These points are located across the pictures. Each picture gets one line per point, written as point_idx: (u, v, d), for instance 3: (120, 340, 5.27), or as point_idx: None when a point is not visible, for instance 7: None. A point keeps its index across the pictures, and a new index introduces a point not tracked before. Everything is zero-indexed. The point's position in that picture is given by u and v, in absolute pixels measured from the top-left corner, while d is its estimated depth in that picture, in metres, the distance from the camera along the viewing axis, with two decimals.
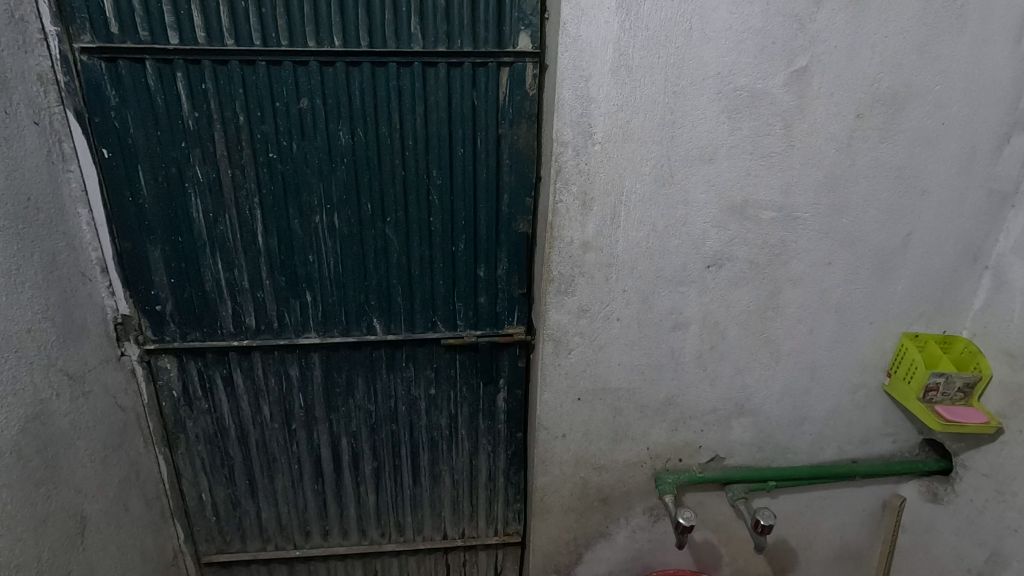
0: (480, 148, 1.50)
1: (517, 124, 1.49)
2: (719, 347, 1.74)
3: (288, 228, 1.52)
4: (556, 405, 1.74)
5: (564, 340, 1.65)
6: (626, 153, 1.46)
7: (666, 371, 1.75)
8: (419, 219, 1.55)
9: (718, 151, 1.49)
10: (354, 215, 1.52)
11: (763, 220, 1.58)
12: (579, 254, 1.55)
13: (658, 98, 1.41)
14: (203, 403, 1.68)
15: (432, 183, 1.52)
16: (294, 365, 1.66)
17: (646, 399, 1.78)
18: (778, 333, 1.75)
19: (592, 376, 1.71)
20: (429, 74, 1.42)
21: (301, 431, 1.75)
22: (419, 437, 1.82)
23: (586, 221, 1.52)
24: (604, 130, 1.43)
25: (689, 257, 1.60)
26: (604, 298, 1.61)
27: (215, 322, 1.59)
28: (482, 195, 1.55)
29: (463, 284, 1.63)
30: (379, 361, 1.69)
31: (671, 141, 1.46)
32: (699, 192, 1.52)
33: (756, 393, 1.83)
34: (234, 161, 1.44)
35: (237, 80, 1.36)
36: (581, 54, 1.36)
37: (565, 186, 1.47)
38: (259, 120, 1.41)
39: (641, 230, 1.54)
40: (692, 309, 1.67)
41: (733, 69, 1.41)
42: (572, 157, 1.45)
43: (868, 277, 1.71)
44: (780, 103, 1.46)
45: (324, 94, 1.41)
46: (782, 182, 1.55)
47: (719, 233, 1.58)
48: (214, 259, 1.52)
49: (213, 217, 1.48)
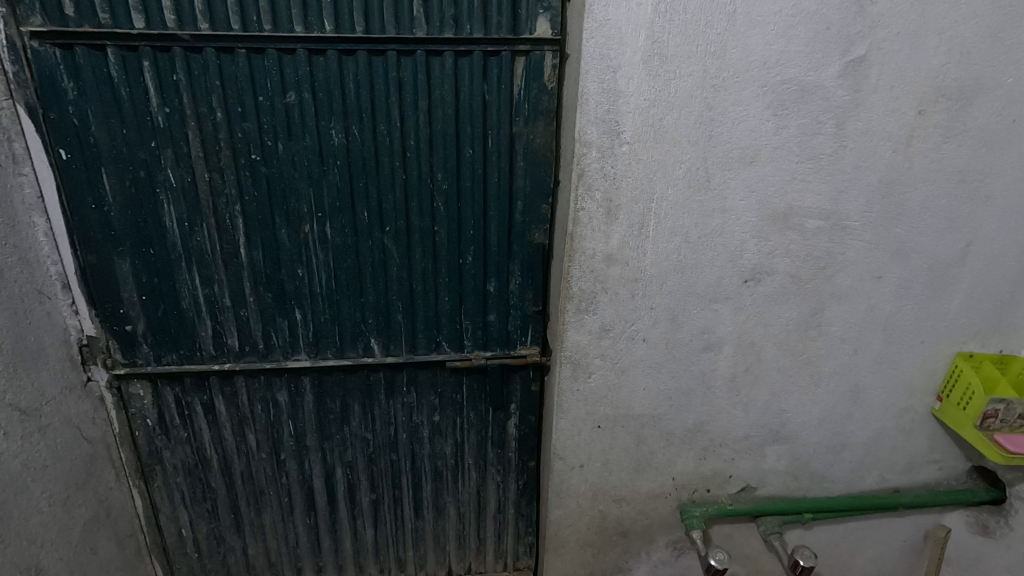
0: (491, 149, 1.33)
1: (533, 122, 1.31)
2: (754, 369, 1.57)
3: (274, 239, 1.34)
4: (572, 434, 1.57)
5: (583, 363, 1.48)
6: (657, 156, 1.28)
7: (695, 396, 1.58)
8: (422, 229, 1.38)
9: (760, 153, 1.31)
10: (348, 225, 1.35)
11: (807, 229, 1.41)
12: (602, 268, 1.37)
13: (695, 92, 1.24)
14: (181, 431, 1.51)
15: (437, 189, 1.35)
16: (283, 390, 1.49)
17: (672, 427, 1.61)
18: (819, 354, 1.58)
19: (613, 402, 1.54)
20: (433, 65, 1.25)
21: (291, 461, 1.58)
22: (421, 467, 1.65)
23: (610, 231, 1.34)
24: (633, 128, 1.25)
25: (724, 271, 1.43)
26: (629, 316, 1.44)
27: (193, 344, 1.42)
28: (493, 202, 1.37)
29: (471, 300, 1.46)
30: (377, 385, 1.52)
31: (708, 140, 1.28)
32: (738, 198, 1.35)
33: (793, 419, 1.66)
34: (211, 164, 1.26)
35: (214, 70, 1.19)
36: (609, 41, 1.18)
37: (588, 192, 1.30)
38: (239, 117, 1.23)
39: (673, 241, 1.37)
40: (726, 328, 1.50)
41: (781, 58, 1.24)
42: (596, 161, 1.27)
43: (921, 293, 1.54)
44: (833, 98, 1.28)
45: (314, 88, 1.23)
46: (830, 187, 1.37)
47: (758, 245, 1.41)
48: (191, 274, 1.35)
49: (189, 227, 1.31)
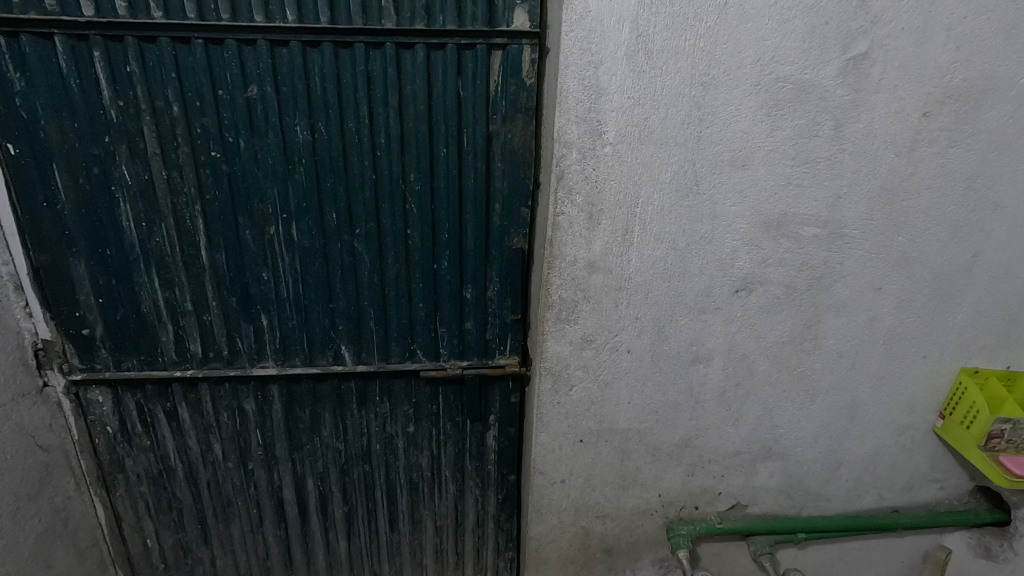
0: (467, 148, 1.25)
1: (511, 120, 1.24)
2: (746, 383, 1.49)
3: (238, 241, 1.28)
4: (553, 448, 1.50)
5: (564, 375, 1.41)
6: (642, 157, 1.20)
7: (683, 411, 1.50)
8: (394, 232, 1.31)
9: (753, 156, 1.23)
10: (316, 226, 1.28)
11: (803, 237, 1.33)
12: (583, 275, 1.30)
13: (683, 90, 1.16)
14: (143, 439, 1.44)
15: (409, 190, 1.27)
16: (250, 399, 1.43)
17: (659, 442, 1.53)
18: (814, 368, 1.50)
19: (596, 416, 1.47)
20: (404, 58, 1.17)
21: (259, 471, 1.52)
22: (396, 479, 1.58)
23: (592, 238, 1.26)
24: (616, 128, 1.17)
25: (714, 281, 1.35)
26: (612, 326, 1.36)
27: (154, 349, 1.35)
28: (469, 204, 1.30)
29: (446, 308, 1.39)
30: (348, 395, 1.46)
31: (697, 142, 1.20)
32: (729, 204, 1.27)
33: (786, 435, 1.58)
34: (169, 161, 1.19)
35: (169, 62, 1.12)
36: (591, 34, 1.10)
37: (569, 196, 1.22)
38: (198, 112, 1.16)
39: (659, 248, 1.29)
40: (715, 340, 1.42)
41: (776, 55, 1.16)
42: (577, 162, 1.20)
43: (924, 305, 1.45)
44: (832, 98, 1.20)
45: (277, 81, 1.16)
46: (828, 193, 1.29)
47: (750, 253, 1.33)
48: (150, 277, 1.28)
49: (147, 228, 1.24)
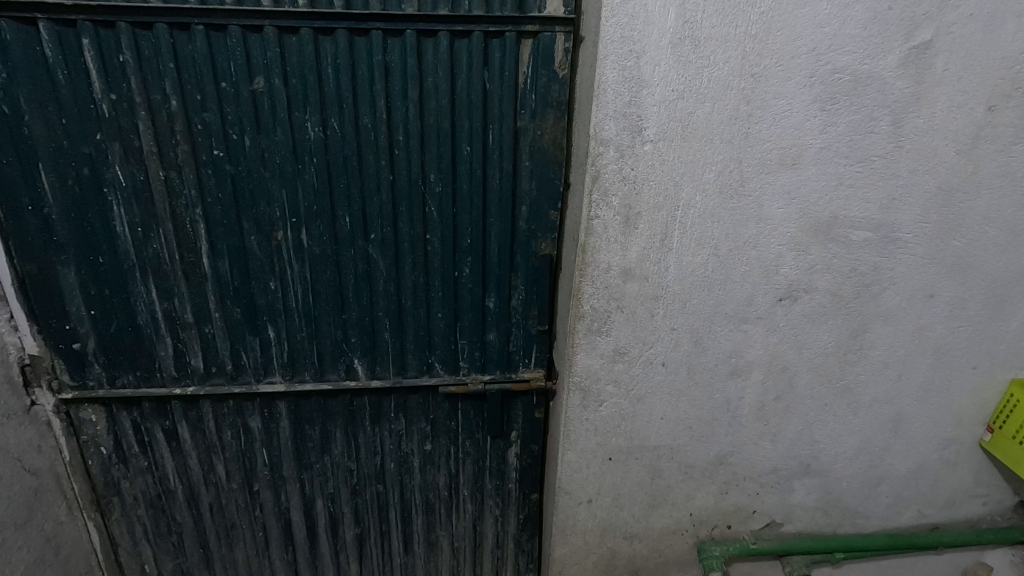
0: (492, 146, 1.15)
1: (541, 116, 1.14)
2: (786, 397, 1.40)
3: (243, 247, 1.17)
4: (580, 466, 1.40)
5: (594, 390, 1.31)
6: (685, 156, 1.10)
7: (718, 426, 1.41)
8: (412, 238, 1.21)
9: (804, 154, 1.13)
10: (328, 232, 1.18)
11: (852, 242, 1.23)
12: (618, 284, 1.20)
13: (732, 82, 1.06)
14: (141, 460, 1.34)
15: (429, 191, 1.17)
16: (256, 416, 1.33)
17: (692, 459, 1.44)
18: (858, 380, 1.40)
19: (627, 433, 1.37)
20: (426, 48, 1.07)
21: (265, 492, 1.42)
22: (412, 499, 1.48)
23: (628, 244, 1.16)
24: (658, 124, 1.07)
25: (757, 289, 1.25)
26: (647, 337, 1.27)
27: (152, 364, 1.25)
28: (494, 207, 1.20)
29: (468, 318, 1.29)
30: (361, 411, 1.35)
31: (745, 139, 1.11)
32: (776, 206, 1.17)
33: (826, 450, 1.49)
34: (167, 161, 1.09)
35: (166, 51, 1.01)
36: (633, 20, 1.00)
37: (604, 198, 1.12)
38: (198, 106, 1.06)
39: (699, 254, 1.20)
40: (755, 352, 1.33)
41: (833, 43, 1.06)
42: (614, 162, 1.09)
43: (977, 313, 1.36)
44: (891, 91, 1.10)
45: (285, 73, 1.05)
46: (882, 194, 1.19)
47: (796, 259, 1.23)
48: (147, 287, 1.18)
49: (143, 234, 1.13)
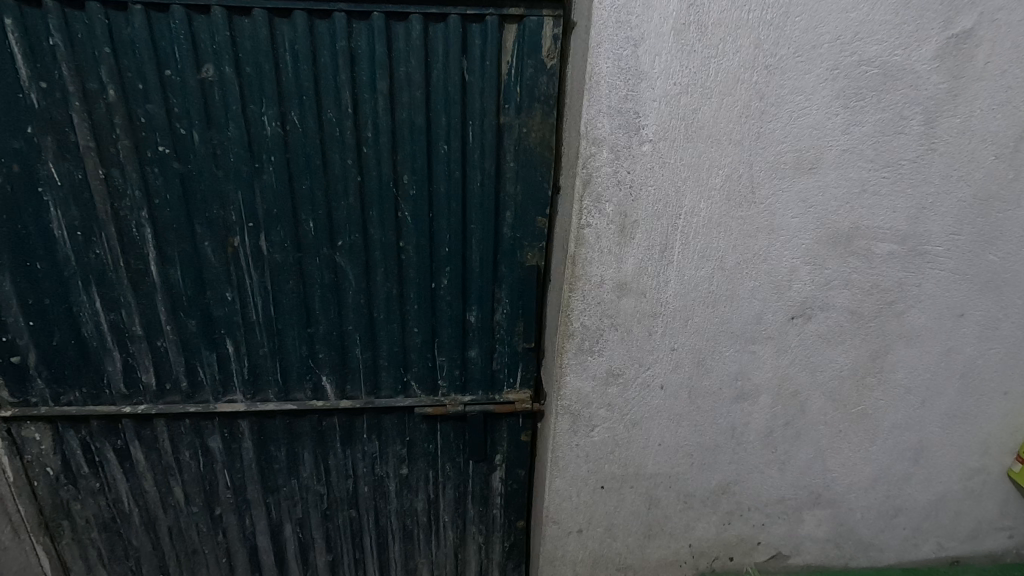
0: (472, 145, 1.03)
1: (528, 111, 1.02)
2: (797, 423, 1.28)
3: (196, 254, 1.06)
4: (569, 495, 1.29)
5: (585, 414, 1.19)
6: (688, 158, 0.98)
7: (722, 453, 1.29)
8: (384, 245, 1.09)
9: (823, 157, 1.01)
10: (289, 238, 1.06)
11: (875, 255, 1.11)
12: (612, 299, 1.08)
13: (742, 74, 0.93)
14: (92, 481, 1.24)
15: (402, 194, 1.05)
16: (216, 436, 1.22)
17: (692, 487, 1.32)
18: (877, 406, 1.28)
19: (621, 459, 1.26)
20: (396, 33, 0.95)
21: (229, 516, 1.31)
22: (388, 524, 1.37)
23: (623, 256, 1.04)
24: (658, 122, 0.95)
25: (767, 306, 1.13)
26: (644, 358, 1.15)
27: (99, 380, 1.14)
28: (475, 212, 1.08)
29: (447, 333, 1.17)
30: (331, 431, 1.24)
31: (757, 139, 0.98)
32: (791, 214, 1.05)
33: (839, 479, 1.36)
34: (107, 158, 0.97)
35: (101, 34, 0.90)
36: (631, 3, 0.88)
37: (597, 205, 1.00)
38: (140, 97, 0.94)
39: (702, 267, 1.07)
40: (764, 374, 1.20)
41: (860, 31, 0.93)
42: (608, 164, 0.97)
43: (1010, 334, 1.23)
44: (924, 86, 0.97)
45: (237, 60, 0.94)
46: (910, 203, 1.06)
47: (811, 273, 1.11)
48: (91, 296, 1.07)
49: (84, 238, 1.02)
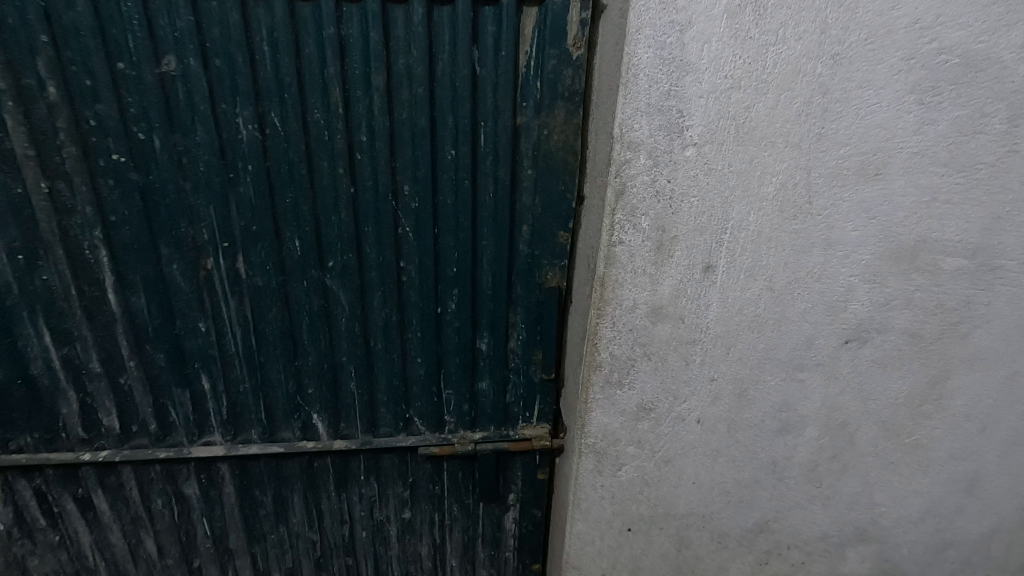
0: (484, 150, 0.89)
1: (549, 110, 0.88)
2: (844, 455, 1.14)
3: (162, 279, 0.91)
4: (591, 539, 1.15)
5: (611, 452, 1.06)
6: (737, 164, 0.84)
7: (761, 490, 1.15)
8: (381, 266, 0.94)
9: (892, 161, 0.87)
10: (271, 259, 0.91)
11: (942, 272, 0.97)
12: (645, 326, 0.94)
13: (804, 65, 0.79)
14: (49, 535, 1.08)
15: (403, 207, 0.91)
16: (191, 482, 1.07)
17: (728, 527, 1.18)
18: (932, 435, 1.15)
19: (651, 500, 1.12)
20: (395, 18, 0.80)
21: (208, 569, 1.16)
22: (388, 572, 1.22)
23: (659, 276, 0.90)
24: (704, 122, 0.81)
25: (818, 330, 0.99)
26: (679, 389, 1.01)
27: (54, 424, 0.99)
28: (487, 227, 0.94)
29: (455, 363, 1.03)
30: (324, 474, 1.10)
31: (817, 141, 0.84)
32: (851, 227, 0.91)
33: (886, 513, 1.23)
34: (51, 168, 0.82)
35: (38, 20, 0.75)
36: None
37: (630, 218, 0.86)
38: (88, 96, 0.79)
39: (749, 288, 0.94)
40: (811, 405, 1.07)
41: (939, 14, 0.80)
42: (645, 171, 0.83)
43: None
44: (1009, 79, 0.84)
45: (205, 51, 0.78)
46: (985, 212, 0.93)
47: (869, 293, 0.97)
48: (39, 329, 0.91)
49: (28, 262, 0.87)
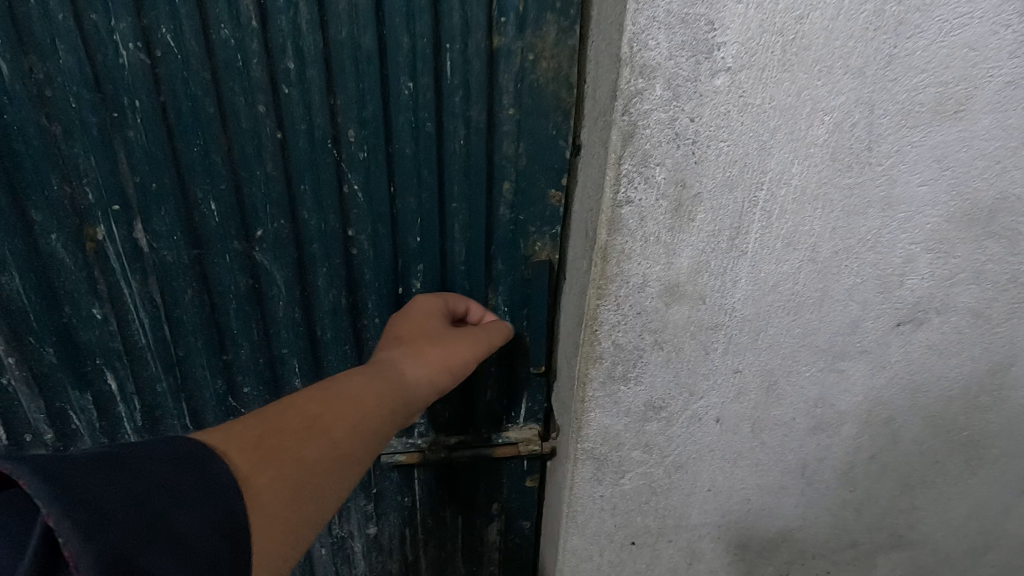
0: (451, 82, 0.70)
1: (535, 28, 0.68)
2: (884, 455, 0.96)
3: (38, 255, 0.75)
4: (588, 555, 0.98)
5: (612, 458, 0.88)
6: (783, 96, 0.64)
7: (787, 496, 0.98)
8: (323, 236, 0.78)
9: (977, 94, 0.67)
10: (179, 224, 0.75)
11: (1021, 237, 0.78)
12: (656, 308, 0.75)
13: None
14: None
15: (347, 158, 0.73)
16: None
17: (745, 537, 1.01)
18: (987, 431, 0.97)
19: (659, 511, 0.95)
20: None
21: None
22: None
23: (675, 247, 0.71)
24: (742, 38, 0.61)
25: (868, 311, 0.81)
26: (695, 384, 0.83)
27: None
28: (457, 185, 0.75)
29: None
30: None
31: (886, 66, 0.64)
32: (918, 182, 0.72)
33: (927, 518, 1.05)
34: None
35: None
36: None
37: (641, 170, 0.66)
38: None
39: (786, 260, 0.75)
40: (852, 399, 0.89)
41: None
42: (661, 106, 0.64)
43: None
44: None
45: None
46: None
47: (932, 264, 0.78)
48: None
49: None
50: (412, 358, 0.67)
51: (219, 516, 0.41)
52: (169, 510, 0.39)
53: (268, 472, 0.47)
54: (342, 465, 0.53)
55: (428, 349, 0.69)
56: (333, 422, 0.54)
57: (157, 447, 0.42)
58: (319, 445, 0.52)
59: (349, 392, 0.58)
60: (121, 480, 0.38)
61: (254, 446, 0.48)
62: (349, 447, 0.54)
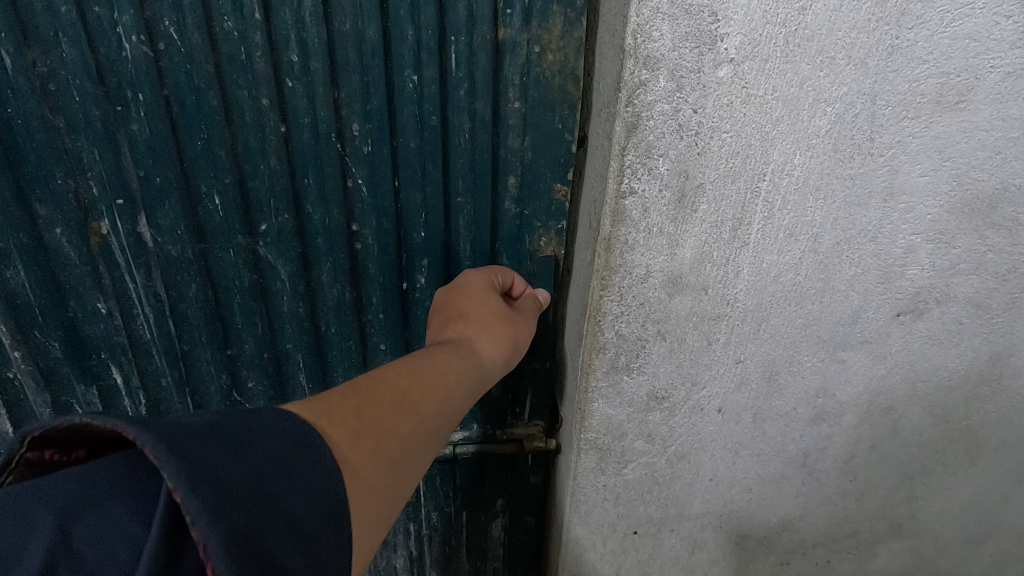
0: (457, 75, 0.70)
1: (542, 19, 0.68)
2: (884, 445, 0.97)
3: (43, 251, 0.76)
4: (591, 544, 0.99)
5: (615, 447, 0.89)
6: (785, 87, 0.65)
7: (788, 486, 0.99)
8: (327, 230, 0.79)
9: (978, 85, 0.68)
10: (182, 218, 0.76)
11: (1021, 228, 0.79)
12: (658, 299, 0.76)
13: None
14: None
15: (352, 152, 0.74)
16: None
17: (747, 526, 1.02)
18: (986, 422, 0.98)
19: (661, 500, 0.96)
20: None
21: None
22: None
23: (677, 238, 0.72)
24: (745, 29, 0.61)
25: (869, 301, 0.81)
26: (697, 374, 0.83)
27: None
28: (461, 177, 0.76)
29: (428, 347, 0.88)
30: None
31: (888, 57, 0.65)
32: (919, 173, 0.72)
33: (926, 507, 1.06)
34: None
35: None
36: None
37: (645, 161, 0.67)
38: None
39: (788, 251, 0.75)
40: (853, 389, 0.90)
41: None
42: (665, 97, 0.64)
43: None
44: None
45: None
46: None
47: (933, 254, 0.79)
48: None
49: None
50: (482, 336, 0.70)
51: (330, 494, 0.42)
52: (280, 491, 0.39)
53: (368, 441, 0.48)
54: (431, 438, 0.56)
55: (498, 326, 0.71)
56: (422, 397, 0.56)
57: (270, 424, 0.43)
58: (411, 418, 0.54)
59: (432, 368, 0.60)
60: (238, 456, 0.39)
61: (357, 415, 0.49)
62: (435, 422, 0.57)
